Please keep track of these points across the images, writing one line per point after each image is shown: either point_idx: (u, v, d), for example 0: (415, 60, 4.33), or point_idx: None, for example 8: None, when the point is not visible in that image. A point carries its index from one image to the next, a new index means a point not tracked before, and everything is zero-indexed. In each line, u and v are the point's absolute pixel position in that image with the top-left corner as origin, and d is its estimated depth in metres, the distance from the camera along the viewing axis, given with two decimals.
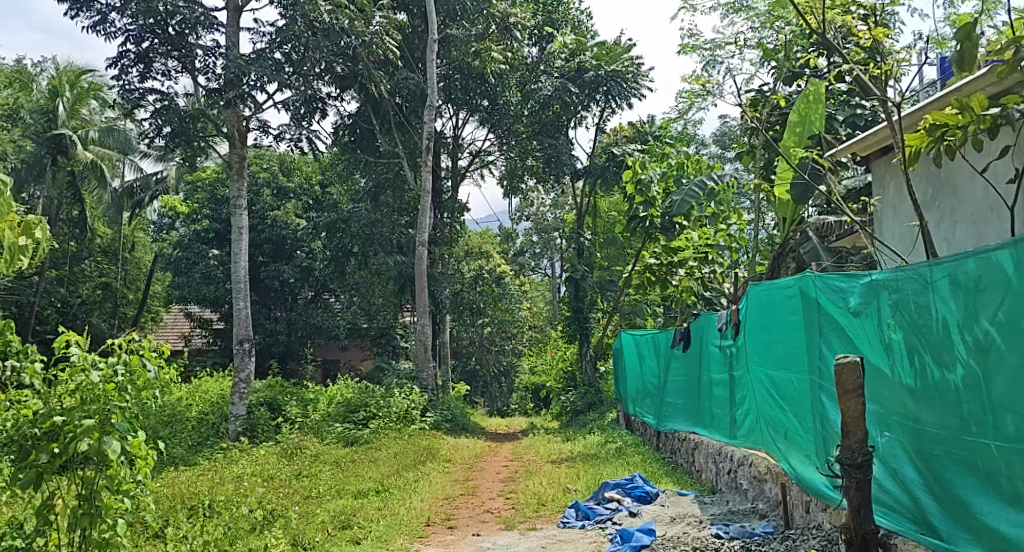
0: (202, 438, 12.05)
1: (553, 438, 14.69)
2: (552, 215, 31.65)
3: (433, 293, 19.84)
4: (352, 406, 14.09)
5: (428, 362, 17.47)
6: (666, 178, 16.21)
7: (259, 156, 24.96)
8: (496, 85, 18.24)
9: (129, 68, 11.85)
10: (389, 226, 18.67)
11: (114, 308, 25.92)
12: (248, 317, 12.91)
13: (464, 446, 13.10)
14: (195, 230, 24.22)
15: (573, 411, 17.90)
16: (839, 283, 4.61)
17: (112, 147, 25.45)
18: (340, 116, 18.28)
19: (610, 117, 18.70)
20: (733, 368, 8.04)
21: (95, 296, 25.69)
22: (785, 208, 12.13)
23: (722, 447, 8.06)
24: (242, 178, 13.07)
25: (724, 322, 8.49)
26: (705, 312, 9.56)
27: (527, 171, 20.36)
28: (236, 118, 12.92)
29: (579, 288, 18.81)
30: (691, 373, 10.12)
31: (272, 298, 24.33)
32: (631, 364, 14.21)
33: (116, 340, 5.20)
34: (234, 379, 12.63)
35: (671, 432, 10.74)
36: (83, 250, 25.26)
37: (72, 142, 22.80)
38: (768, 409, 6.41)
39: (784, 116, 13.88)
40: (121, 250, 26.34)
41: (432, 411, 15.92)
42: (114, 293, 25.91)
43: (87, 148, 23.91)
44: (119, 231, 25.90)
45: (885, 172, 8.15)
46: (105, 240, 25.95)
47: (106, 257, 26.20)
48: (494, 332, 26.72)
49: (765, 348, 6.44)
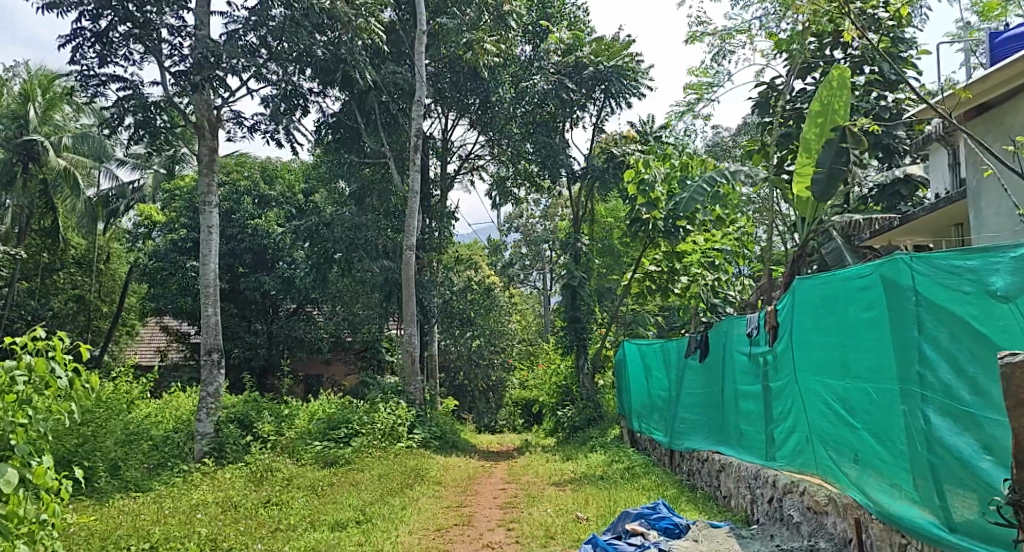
0: (162, 462, 10.81)
1: (552, 456, 13.57)
2: (542, 225, 30.74)
3: (421, 302, 18.76)
4: (334, 422, 12.97)
5: (416, 376, 16.32)
6: (669, 178, 15.19)
7: (240, 162, 23.82)
8: (489, 81, 17.17)
9: (86, 50, 10.76)
10: (375, 230, 17.55)
11: (87, 322, 24.86)
12: (218, 325, 11.75)
13: (454, 466, 11.95)
14: (171, 239, 22.94)
15: (572, 427, 16.82)
16: (967, 264, 3.67)
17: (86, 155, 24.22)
18: (322, 113, 17.17)
19: (609, 116, 17.71)
20: (767, 379, 7.07)
21: (67, 308, 24.41)
22: (805, 208, 11.16)
23: (756, 471, 7.02)
24: (212, 174, 11.79)
25: (755, 327, 7.52)
26: (728, 317, 8.59)
27: (521, 174, 19.36)
28: (206, 106, 11.69)
29: (576, 296, 17.59)
30: (711, 384, 9.10)
31: (251, 310, 23.07)
32: (635, 376, 13.15)
33: (15, 341, 4.15)
34: (200, 393, 11.45)
35: (687, 451, 9.68)
36: (54, 260, 23.98)
37: (44, 149, 21.29)
38: (824, 425, 5.44)
39: (800, 111, 12.93)
40: (94, 261, 25.02)
41: (420, 428, 14.78)
42: (87, 305, 24.80)
43: (61, 155, 22.54)
44: (93, 242, 24.69)
45: (980, 130, 7.73)
46: (79, 251, 24.83)
47: (79, 268, 25.04)
48: (483, 344, 25.61)
49: (820, 355, 5.48)
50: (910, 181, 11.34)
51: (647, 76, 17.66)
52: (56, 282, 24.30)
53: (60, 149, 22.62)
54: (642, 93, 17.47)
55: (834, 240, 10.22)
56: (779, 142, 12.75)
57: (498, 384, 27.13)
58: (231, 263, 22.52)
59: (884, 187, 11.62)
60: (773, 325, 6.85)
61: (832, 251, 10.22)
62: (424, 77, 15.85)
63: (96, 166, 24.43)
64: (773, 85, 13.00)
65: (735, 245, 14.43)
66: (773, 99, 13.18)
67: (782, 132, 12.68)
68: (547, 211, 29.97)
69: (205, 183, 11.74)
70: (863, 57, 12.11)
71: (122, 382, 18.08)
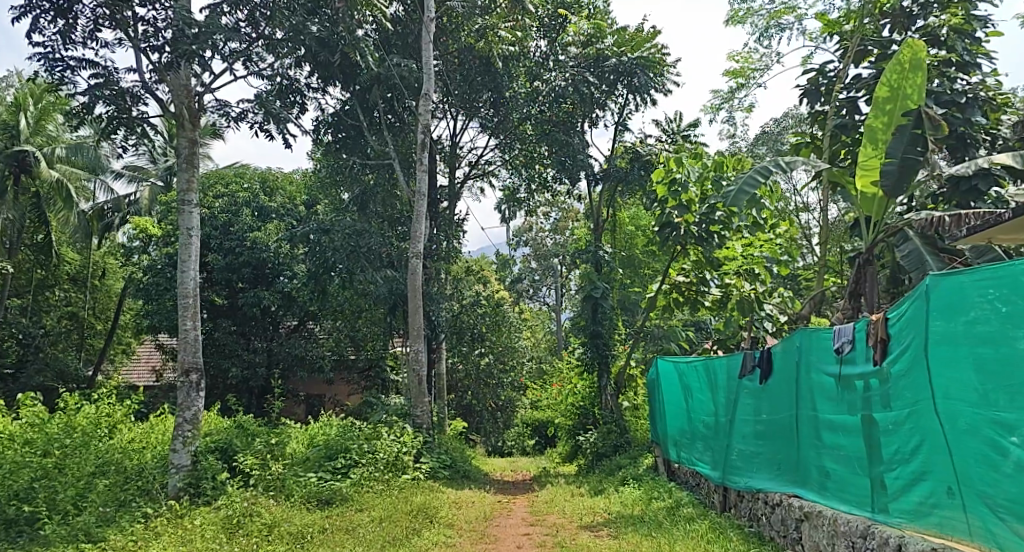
0: (128, 500, 9.02)
1: (577, 489, 12.02)
2: (553, 240, 29.33)
3: (428, 316, 17.31)
4: (331, 451, 11.46)
5: (424, 397, 14.77)
6: (703, 179, 13.65)
7: (240, 174, 22.47)
8: (502, 74, 16.12)
9: (47, 27, 9.42)
10: (377, 236, 16.13)
11: (81, 340, 23.52)
12: (198, 341, 10.13)
13: (468, 502, 10.41)
14: (167, 252, 21.58)
15: (595, 454, 15.24)
16: None
17: (80, 166, 22.58)
18: (320, 112, 15.82)
19: (632, 114, 16.36)
20: (869, 408, 5.64)
21: (60, 326, 23.23)
22: (870, 206, 9.82)
23: (858, 525, 5.69)
24: (194, 169, 10.30)
25: (848, 342, 6.02)
26: (800, 331, 7.11)
27: (535, 179, 18.02)
28: (184, 91, 10.11)
29: (598, 309, 15.99)
30: (778, 410, 7.65)
31: (251, 327, 21.64)
32: (671, 398, 11.62)
33: None
34: (176, 419, 9.79)
35: (747, 490, 8.18)
36: (48, 277, 22.70)
37: (36, 160, 20.01)
38: (989, 476, 4.43)
39: (856, 101, 11.52)
40: (90, 277, 23.61)
41: (427, 456, 13.24)
42: (81, 322, 23.47)
43: (53, 166, 21.11)
44: (89, 257, 23.40)
45: None
46: (73, 266, 23.52)
47: (73, 284, 23.69)
48: (493, 362, 24.12)
49: (1006, 385, 4.29)
50: (990, 176, 9.86)
51: (675, 70, 16.28)
52: (50, 299, 22.88)
53: (53, 160, 21.21)
54: (668, 89, 16.09)
55: (912, 241, 8.81)
56: (833, 133, 11.33)
57: (508, 403, 25.54)
58: (229, 278, 21.12)
59: (958, 182, 10.13)
60: (880, 338, 5.38)
61: (910, 254, 8.78)
62: (431, 69, 14.53)
63: (90, 178, 22.96)
64: (823, 71, 11.71)
65: (777, 251, 12.93)
66: (824, 89, 11.81)
67: (837, 122, 11.29)
68: (558, 225, 28.57)
69: (184, 179, 10.20)
70: (930, 36, 10.70)
71: (105, 405, 16.59)
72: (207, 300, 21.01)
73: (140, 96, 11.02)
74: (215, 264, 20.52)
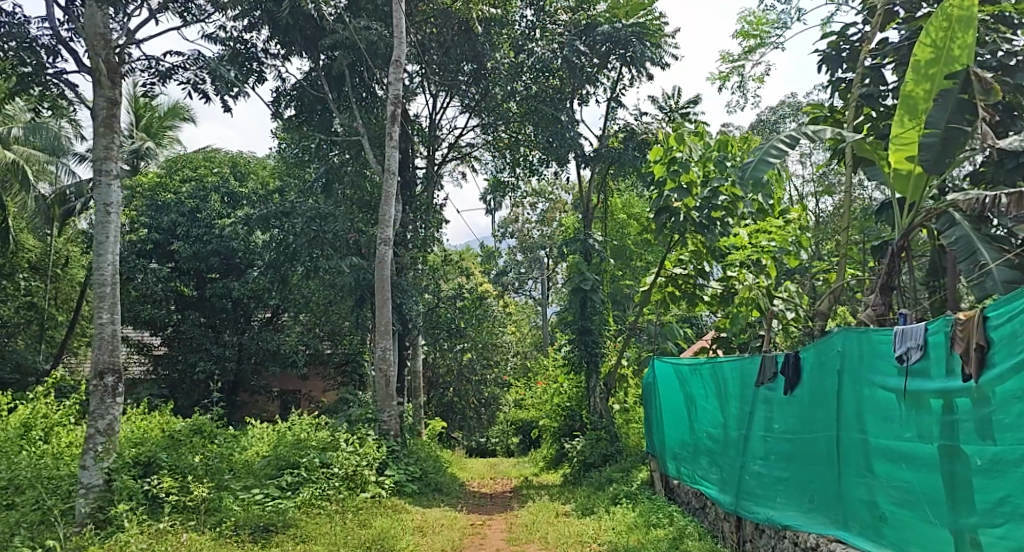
0: (18, 532, 7.47)
1: (563, 508, 10.54)
2: (540, 231, 27.91)
3: (400, 309, 15.79)
4: (280, 466, 9.97)
5: (392, 400, 13.22)
6: (705, 159, 12.14)
7: (208, 156, 20.80)
8: (483, 41, 14.69)
9: None
10: (345, 220, 14.58)
11: (41, 332, 21.71)
12: (117, 336, 8.58)
13: (436, 527, 8.95)
14: (131, 240, 18.91)
15: (583, 465, 13.74)
16: None
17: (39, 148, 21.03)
18: (281, 82, 14.31)
19: (626, 89, 14.93)
20: (952, 436, 4.33)
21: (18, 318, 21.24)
22: (905, 186, 8.02)
23: None
24: (117, 133, 8.71)
25: (911, 348, 4.67)
26: (842, 330, 5.65)
27: (521, 163, 16.55)
28: (101, 40, 8.55)
29: (587, 303, 14.51)
30: (807, 426, 6.25)
31: (221, 319, 20.19)
32: (670, 405, 10.19)
33: None
34: (87, 431, 8.26)
35: (766, 523, 6.79)
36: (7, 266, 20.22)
37: None
38: None
39: (884, 66, 10.03)
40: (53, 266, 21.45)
41: (393, 468, 11.76)
42: (42, 313, 21.59)
43: (11, 147, 19.65)
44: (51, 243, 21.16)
45: None
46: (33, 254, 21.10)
47: (34, 273, 21.41)
48: (474, 358, 22.67)
49: None
50: None
51: (674, 42, 14.88)
52: (10, 289, 20.63)
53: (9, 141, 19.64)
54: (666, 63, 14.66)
55: (960, 227, 7.35)
56: (857, 103, 9.93)
57: (491, 400, 24.11)
58: (195, 267, 19.52)
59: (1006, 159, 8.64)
60: (975, 345, 4.10)
61: (959, 242, 7.32)
62: (402, 34, 13.01)
63: (52, 161, 21.15)
64: (844, 34, 10.31)
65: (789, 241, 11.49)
66: (848, 56, 10.39)
67: (862, 91, 9.87)
68: (545, 216, 27.21)
69: (100, 146, 8.60)
70: None
71: (45, 404, 14.96)
72: (173, 291, 19.42)
73: (56, 49, 9.43)
74: (181, 253, 18.95)
